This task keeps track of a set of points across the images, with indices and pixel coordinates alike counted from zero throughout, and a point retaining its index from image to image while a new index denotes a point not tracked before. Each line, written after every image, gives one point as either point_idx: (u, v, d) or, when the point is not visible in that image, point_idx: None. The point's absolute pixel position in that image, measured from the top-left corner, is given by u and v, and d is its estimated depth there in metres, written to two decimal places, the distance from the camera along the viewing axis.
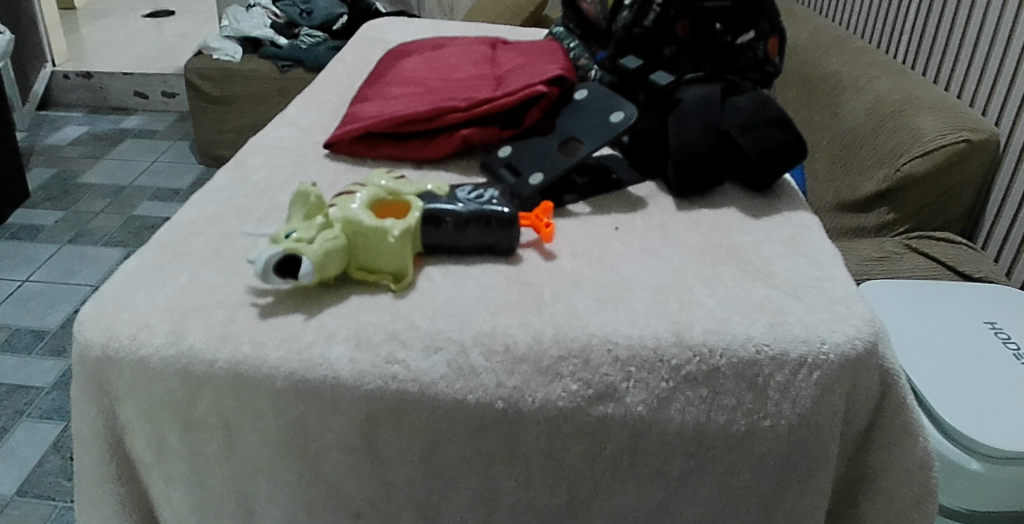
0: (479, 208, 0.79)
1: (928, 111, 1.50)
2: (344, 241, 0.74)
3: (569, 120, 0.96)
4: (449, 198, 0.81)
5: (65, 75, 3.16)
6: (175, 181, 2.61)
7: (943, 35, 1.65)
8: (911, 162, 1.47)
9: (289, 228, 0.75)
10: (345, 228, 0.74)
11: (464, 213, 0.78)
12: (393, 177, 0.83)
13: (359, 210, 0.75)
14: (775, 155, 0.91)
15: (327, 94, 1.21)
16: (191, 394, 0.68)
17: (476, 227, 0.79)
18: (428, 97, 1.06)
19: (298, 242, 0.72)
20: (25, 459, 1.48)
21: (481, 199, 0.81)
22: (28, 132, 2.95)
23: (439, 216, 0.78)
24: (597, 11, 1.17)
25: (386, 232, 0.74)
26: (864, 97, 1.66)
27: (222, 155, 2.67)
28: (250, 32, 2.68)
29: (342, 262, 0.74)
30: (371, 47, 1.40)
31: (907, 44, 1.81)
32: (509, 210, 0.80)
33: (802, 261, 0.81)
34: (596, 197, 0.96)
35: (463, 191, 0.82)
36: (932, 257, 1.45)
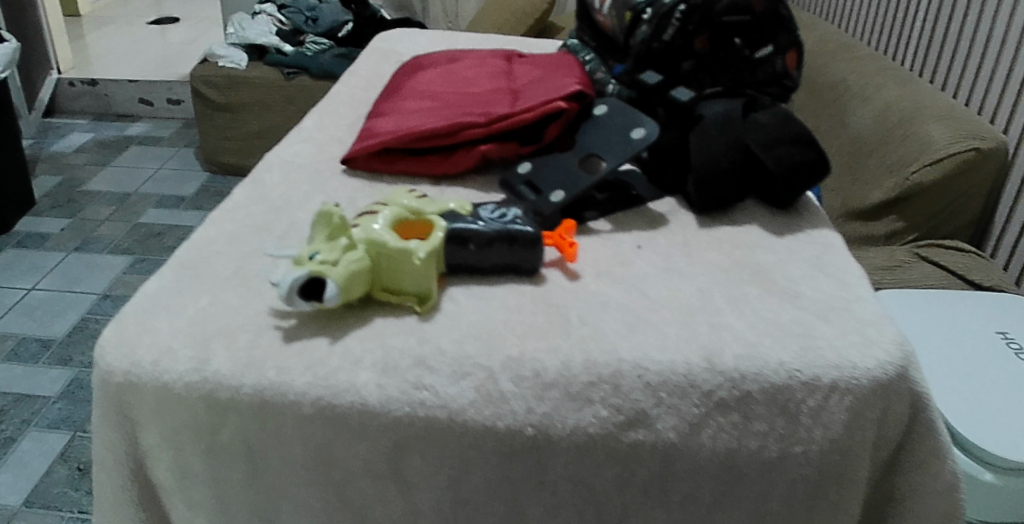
0: (503, 227, 0.79)
1: (938, 119, 1.50)
2: (368, 262, 0.73)
3: (589, 135, 0.96)
4: (472, 217, 0.80)
5: (70, 82, 3.16)
6: (181, 188, 2.61)
7: (951, 43, 1.65)
8: (920, 171, 1.46)
9: (312, 248, 0.74)
10: (369, 249, 0.74)
11: (487, 232, 0.78)
12: (416, 195, 0.82)
13: (383, 231, 0.75)
14: (799, 172, 0.89)
15: (342, 109, 1.20)
16: (215, 420, 0.67)
17: (501, 246, 0.79)
18: (446, 111, 1.06)
19: (322, 264, 0.71)
20: (33, 469, 1.47)
21: (504, 218, 0.80)
22: (33, 139, 2.94)
23: (462, 236, 0.78)
24: (611, 23, 1.15)
25: (410, 254, 0.73)
26: (873, 105, 1.65)
27: (228, 162, 2.67)
28: (255, 39, 2.66)
29: (366, 284, 0.74)
30: (385, 59, 1.40)
31: (915, 52, 1.80)
32: (533, 229, 0.79)
33: (828, 281, 0.80)
34: (616, 214, 0.95)
35: (485, 210, 0.82)
36: (943, 266, 1.44)
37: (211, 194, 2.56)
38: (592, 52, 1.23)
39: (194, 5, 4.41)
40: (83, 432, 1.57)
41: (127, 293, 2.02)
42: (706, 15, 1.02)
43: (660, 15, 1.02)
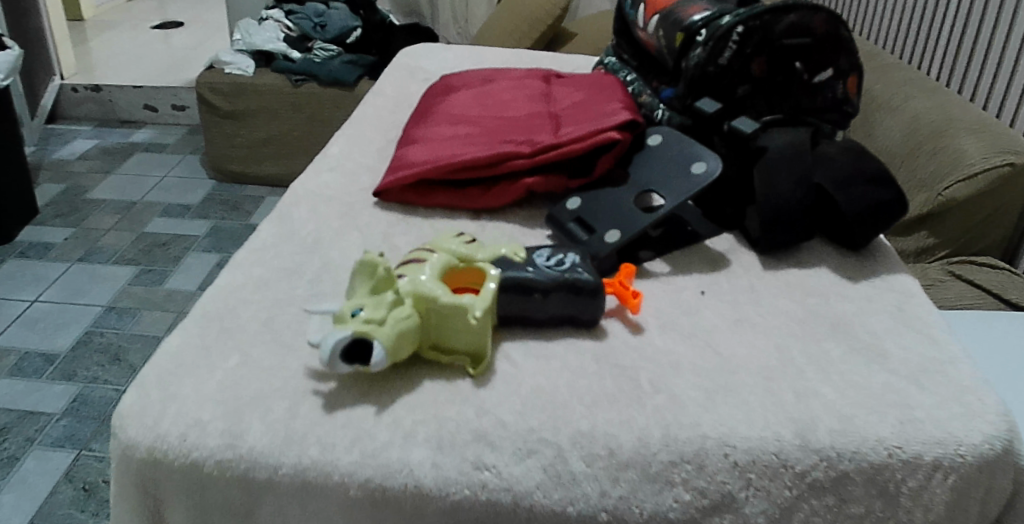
0: (561, 276, 0.72)
1: (969, 131, 1.35)
2: (417, 320, 0.66)
3: (644, 169, 0.89)
4: (527, 265, 0.73)
5: (73, 88, 3.09)
6: (187, 196, 2.53)
7: (979, 55, 1.57)
8: (953, 185, 1.31)
9: (353, 302, 0.67)
10: (418, 304, 0.67)
11: (545, 283, 0.71)
12: (463, 238, 0.75)
13: (432, 284, 0.68)
14: (874, 213, 0.83)
15: (369, 133, 1.13)
16: (253, 496, 0.61)
17: (560, 297, 0.72)
18: (485, 139, 0.99)
19: (368, 323, 0.64)
20: (36, 490, 1.38)
21: (562, 266, 0.73)
22: (37, 147, 2.88)
23: (520, 285, 0.71)
24: (658, 42, 1.08)
25: (467, 311, 0.66)
26: (901, 116, 1.49)
27: (231, 169, 2.59)
28: (263, 45, 2.58)
29: (415, 343, 0.67)
30: (411, 77, 1.33)
31: (941, 59, 1.70)
32: (594, 278, 0.73)
33: (914, 336, 0.73)
34: (672, 253, 0.88)
35: (540, 255, 0.75)
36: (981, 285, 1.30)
37: (219, 203, 2.49)
38: (633, 71, 1.17)
39: (200, 9, 4.35)
40: (90, 450, 1.47)
41: (133, 304, 1.92)
42: (766, 38, 0.94)
43: (717, 37, 0.94)
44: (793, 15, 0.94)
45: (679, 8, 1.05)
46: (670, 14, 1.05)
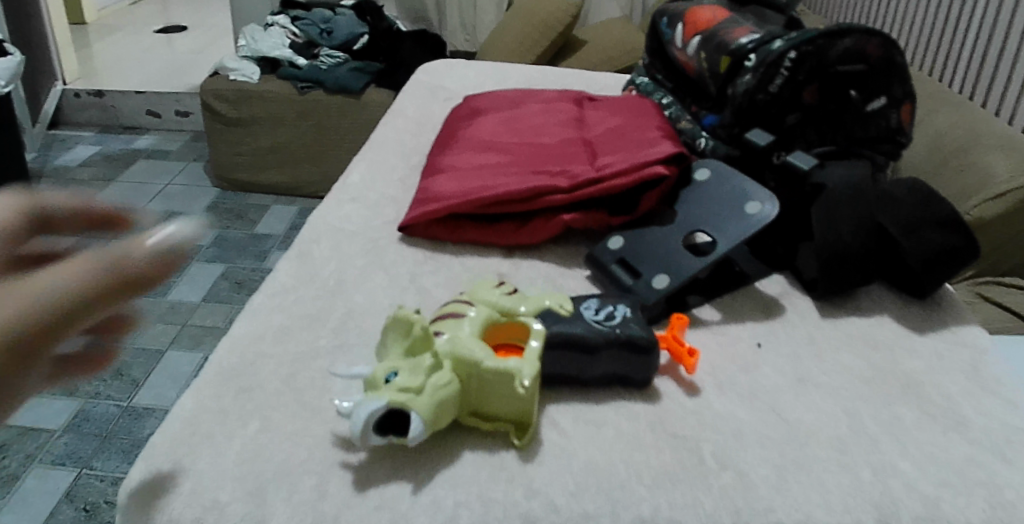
0: (612, 332, 0.66)
1: (996, 150, 1.26)
2: (456, 386, 0.60)
3: (692, 207, 0.83)
4: (575, 319, 0.67)
5: (76, 93, 3.02)
6: (190, 204, 2.46)
7: (1004, 69, 1.47)
8: (979, 205, 1.21)
9: (386, 366, 0.61)
10: (458, 367, 0.61)
11: (596, 339, 0.66)
12: (503, 288, 0.70)
13: (472, 343, 0.62)
14: (939, 260, 0.78)
15: (391, 159, 1.07)
16: None
17: (611, 354, 0.66)
18: (517, 169, 0.93)
19: (404, 391, 0.58)
20: (36, 512, 1.28)
21: (611, 320, 0.68)
22: (39, 153, 2.82)
23: (567, 342, 0.65)
24: (699, 65, 1.02)
25: (514, 376, 0.60)
26: (925, 131, 1.38)
27: (239, 178, 2.50)
28: (269, 52, 2.50)
29: (454, 410, 0.61)
30: (431, 96, 1.27)
31: (964, 73, 1.60)
32: (648, 333, 0.67)
33: (992, 399, 0.67)
34: (722, 298, 0.82)
35: (587, 307, 0.69)
36: (1012, 308, 1.22)
37: (223, 211, 2.40)
38: (668, 94, 1.11)
39: (205, 13, 4.28)
40: (92, 468, 1.37)
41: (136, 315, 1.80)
42: (819, 64, 0.88)
43: (766, 63, 0.87)
44: (847, 39, 0.88)
45: (723, 30, 0.99)
46: (712, 37, 1.00)
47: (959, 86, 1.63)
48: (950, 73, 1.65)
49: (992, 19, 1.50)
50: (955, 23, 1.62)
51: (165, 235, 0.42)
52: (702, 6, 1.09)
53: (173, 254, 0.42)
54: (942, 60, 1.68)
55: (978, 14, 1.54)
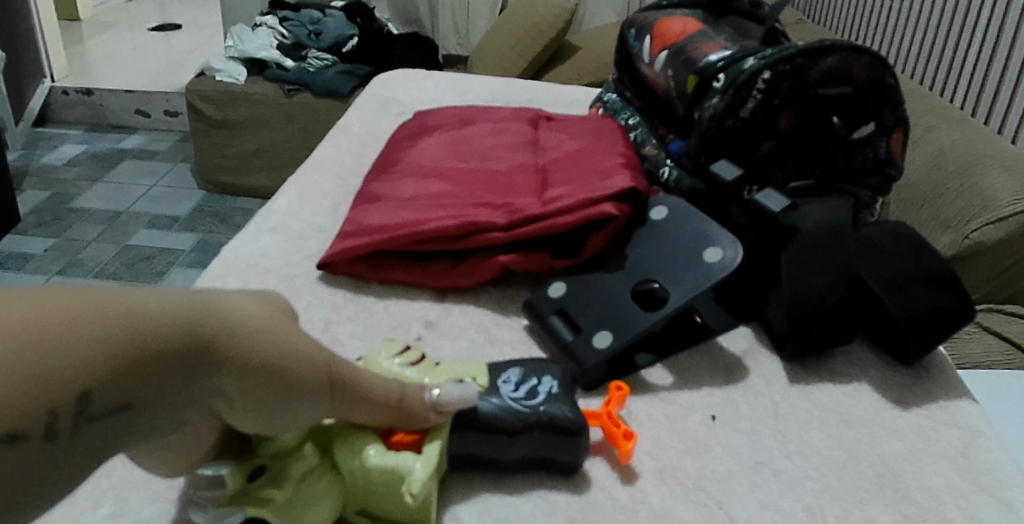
0: (533, 413, 0.57)
1: (1000, 168, 1.15)
2: (336, 485, 0.51)
3: (645, 253, 0.73)
4: (488, 396, 0.57)
5: (64, 90, 2.85)
6: (173, 208, 2.30)
7: (1009, 82, 1.37)
8: (981, 228, 1.10)
9: (249, 459, 0.49)
10: (339, 465, 0.52)
11: (514, 421, 0.56)
12: (406, 357, 0.59)
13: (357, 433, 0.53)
14: (930, 322, 0.67)
15: (325, 183, 0.97)
16: None
17: (531, 438, 0.56)
18: (454, 199, 0.81)
19: (264, 501, 0.47)
20: None
21: (532, 396, 0.58)
22: (21, 152, 2.65)
23: (479, 424, 0.55)
24: (665, 84, 0.91)
25: (409, 473, 0.51)
26: (922, 150, 1.26)
27: (223, 181, 2.35)
28: (255, 52, 2.36)
29: (331, 509, 0.51)
30: (384, 111, 1.17)
31: (967, 87, 1.50)
32: (575, 412, 0.57)
33: (982, 499, 0.57)
34: (678, 355, 0.71)
35: (506, 381, 0.59)
36: (1011, 339, 1.11)
37: (206, 215, 2.26)
38: (635, 115, 1.00)
39: (200, 10, 4.14)
40: None
41: None
42: (797, 85, 0.77)
43: (737, 84, 0.77)
44: (829, 58, 0.77)
45: (692, 45, 0.89)
46: (681, 52, 0.89)
47: (960, 102, 1.52)
48: (952, 87, 1.55)
49: (998, 28, 1.39)
50: (958, 37, 1.51)
51: (441, 392, 0.53)
52: (673, 17, 0.99)
53: (440, 409, 0.53)
54: (947, 74, 1.56)
55: (983, 23, 1.43)
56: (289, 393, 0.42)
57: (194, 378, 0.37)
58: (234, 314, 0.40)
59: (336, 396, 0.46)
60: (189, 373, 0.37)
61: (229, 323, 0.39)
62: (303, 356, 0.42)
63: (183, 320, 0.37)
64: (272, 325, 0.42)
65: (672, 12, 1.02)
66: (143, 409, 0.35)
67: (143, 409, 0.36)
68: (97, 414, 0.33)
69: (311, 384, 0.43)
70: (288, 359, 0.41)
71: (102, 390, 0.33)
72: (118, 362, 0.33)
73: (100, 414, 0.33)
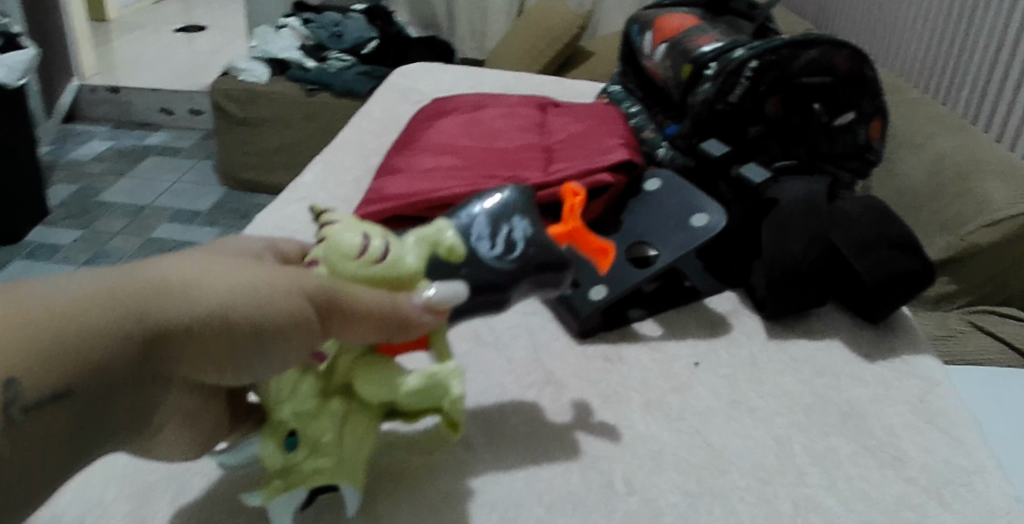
0: (517, 261, 0.62)
1: (998, 174, 1.20)
2: (369, 422, 0.55)
3: (639, 217, 0.81)
4: (474, 265, 0.59)
5: (91, 88, 2.96)
6: (195, 203, 2.40)
7: (1009, 91, 1.44)
8: (975, 233, 1.17)
9: (280, 426, 0.52)
10: (365, 406, 0.55)
11: (508, 274, 0.61)
12: (369, 254, 0.52)
13: (369, 370, 0.54)
14: (895, 283, 0.75)
15: (347, 161, 1.05)
16: None
17: (527, 283, 0.62)
18: (469, 171, 0.89)
19: (316, 471, 0.52)
20: None
21: (511, 245, 0.62)
22: (50, 147, 2.76)
23: (476, 293, 0.59)
24: (664, 73, 0.99)
25: (451, 379, 0.56)
26: (921, 154, 1.32)
27: (246, 178, 2.45)
28: (278, 53, 2.45)
29: (371, 443, 0.55)
30: (403, 99, 1.25)
31: (968, 95, 1.56)
32: (561, 253, 0.64)
33: (935, 436, 0.64)
34: (668, 312, 0.79)
35: (482, 242, 0.61)
36: (1003, 339, 1.14)
37: (229, 211, 2.36)
38: (638, 103, 1.08)
39: (225, 12, 4.22)
40: None
41: None
42: (782, 75, 0.85)
43: (727, 72, 0.84)
44: (812, 51, 0.85)
45: (688, 38, 0.97)
46: (677, 45, 0.97)
47: (960, 109, 1.59)
48: (953, 95, 1.61)
49: (995, 42, 1.47)
50: (961, 47, 1.57)
51: (432, 295, 0.52)
52: (672, 14, 1.07)
53: (435, 309, 0.52)
54: (947, 82, 1.63)
55: (984, 35, 1.50)
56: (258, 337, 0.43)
57: (141, 348, 0.40)
58: (171, 278, 0.41)
59: (326, 321, 0.46)
60: (134, 346, 0.39)
61: (166, 288, 0.41)
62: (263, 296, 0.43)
63: (107, 299, 0.39)
64: (220, 274, 0.42)
65: (673, 10, 1.10)
66: (89, 388, 0.38)
67: (86, 384, 0.38)
68: (30, 404, 0.36)
69: (290, 324, 0.44)
70: (245, 308, 0.42)
71: (29, 379, 0.35)
72: (43, 349, 0.36)
73: (38, 402, 0.36)
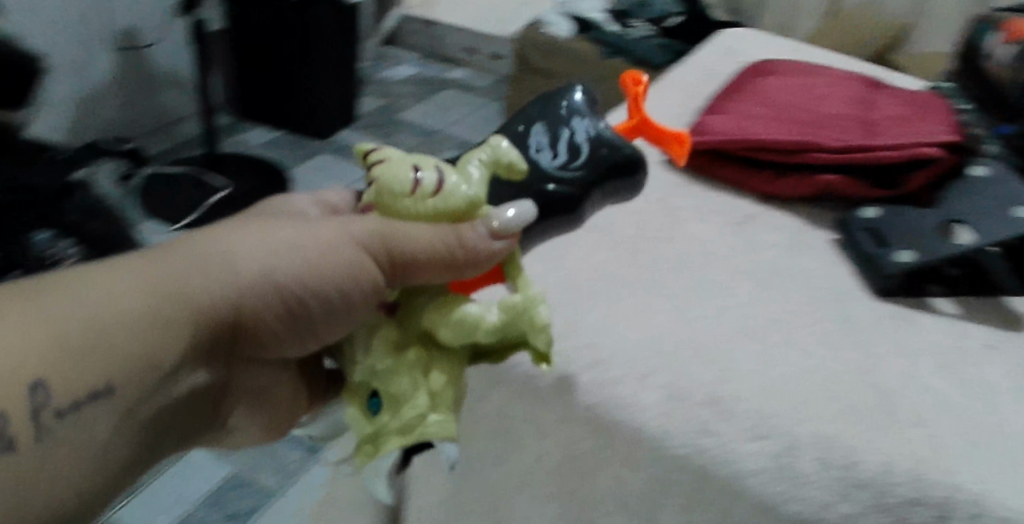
0: (581, 159, 0.68)
1: None
2: (450, 370, 0.54)
3: (959, 198, 0.80)
4: (535, 170, 0.65)
5: (410, 18, 3.23)
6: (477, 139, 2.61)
7: None
8: None
9: (355, 387, 0.54)
10: (447, 351, 0.54)
11: (576, 175, 0.68)
12: (423, 189, 0.52)
13: (452, 316, 0.52)
14: None
15: (671, 96, 1.11)
16: (483, 390, 0.65)
17: (596, 182, 0.70)
18: (792, 125, 0.93)
19: (405, 428, 0.51)
20: None
21: (570, 149, 0.68)
22: (369, 64, 3.15)
23: (546, 196, 0.66)
24: (1008, 74, 0.96)
25: (535, 306, 0.52)
26: None
27: None
28: (585, 14, 2.54)
29: (456, 385, 0.54)
30: (726, 57, 1.29)
31: None
32: (625, 152, 0.71)
33: None
34: (966, 297, 0.76)
35: (538, 145, 0.66)
36: None
37: None
38: (967, 101, 1.04)
39: None
40: None
41: None
42: None
43: None
44: None
45: None
46: None
47: None
48: None
49: None
50: None
51: (497, 222, 0.53)
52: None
53: (501, 234, 0.54)
54: None
55: None
56: (288, 303, 0.56)
57: (172, 332, 0.53)
58: (184, 271, 0.54)
59: (377, 285, 0.55)
60: (160, 334, 0.52)
61: (177, 285, 0.53)
62: (322, 259, 0.55)
63: (144, 305, 0.52)
64: (222, 260, 0.55)
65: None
66: (128, 377, 0.52)
67: (127, 380, 0.52)
68: (71, 404, 0.50)
69: (305, 293, 0.55)
70: (254, 279, 0.55)
71: (61, 383, 0.49)
72: (72, 352, 0.49)
73: (78, 399, 0.50)
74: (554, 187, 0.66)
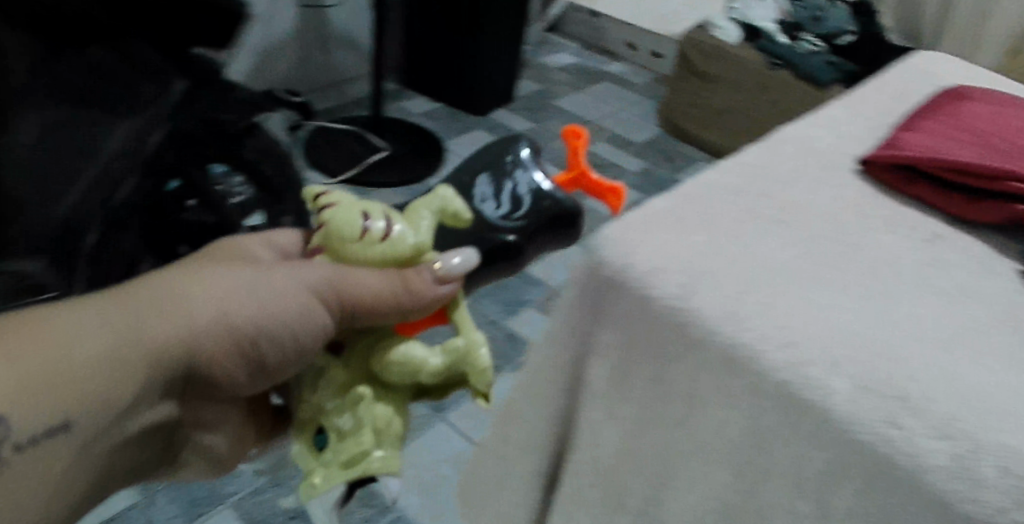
0: (529, 205, 0.60)
1: None
2: (395, 413, 0.54)
3: None
4: (481, 227, 0.59)
5: (578, 8, 3.31)
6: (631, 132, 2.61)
7: None
8: None
9: (312, 425, 0.56)
10: (391, 395, 0.55)
11: (528, 224, 0.60)
12: (373, 233, 0.53)
13: (402, 359, 0.53)
14: None
15: (864, 109, 1.11)
16: (677, 354, 0.70)
17: (543, 235, 0.61)
18: (992, 152, 0.92)
19: (357, 459, 0.52)
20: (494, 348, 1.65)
21: (510, 197, 0.60)
22: (533, 49, 3.23)
23: (494, 253, 0.58)
24: None
25: (477, 349, 0.55)
26: None
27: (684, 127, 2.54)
28: (755, 21, 2.46)
29: (401, 422, 0.55)
30: (923, 78, 1.26)
31: None
32: (576, 202, 0.62)
33: None
34: None
35: (484, 198, 0.60)
36: None
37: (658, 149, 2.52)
38: None
39: None
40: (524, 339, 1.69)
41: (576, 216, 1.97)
42: None
43: None
44: None
45: None
46: None
47: None
48: None
49: None
50: None
51: (443, 265, 0.54)
52: None
53: (445, 279, 0.54)
54: None
55: None
56: (252, 344, 0.51)
57: (146, 370, 0.49)
58: (159, 296, 0.50)
59: (339, 321, 0.53)
60: (132, 371, 0.48)
61: (151, 317, 0.49)
62: (278, 302, 0.51)
63: (109, 335, 0.48)
64: (195, 290, 0.51)
65: None
66: (102, 413, 0.47)
67: (92, 417, 0.47)
68: (37, 436, 0.45)
69: (287, 334, 0.51)
70: (226, 318, 0.50)
71: (32, 416, 0.45)
72: (43, 388, 0.45)
73: (41, 434, 0.45)
74: (509, 237, 0.59)
